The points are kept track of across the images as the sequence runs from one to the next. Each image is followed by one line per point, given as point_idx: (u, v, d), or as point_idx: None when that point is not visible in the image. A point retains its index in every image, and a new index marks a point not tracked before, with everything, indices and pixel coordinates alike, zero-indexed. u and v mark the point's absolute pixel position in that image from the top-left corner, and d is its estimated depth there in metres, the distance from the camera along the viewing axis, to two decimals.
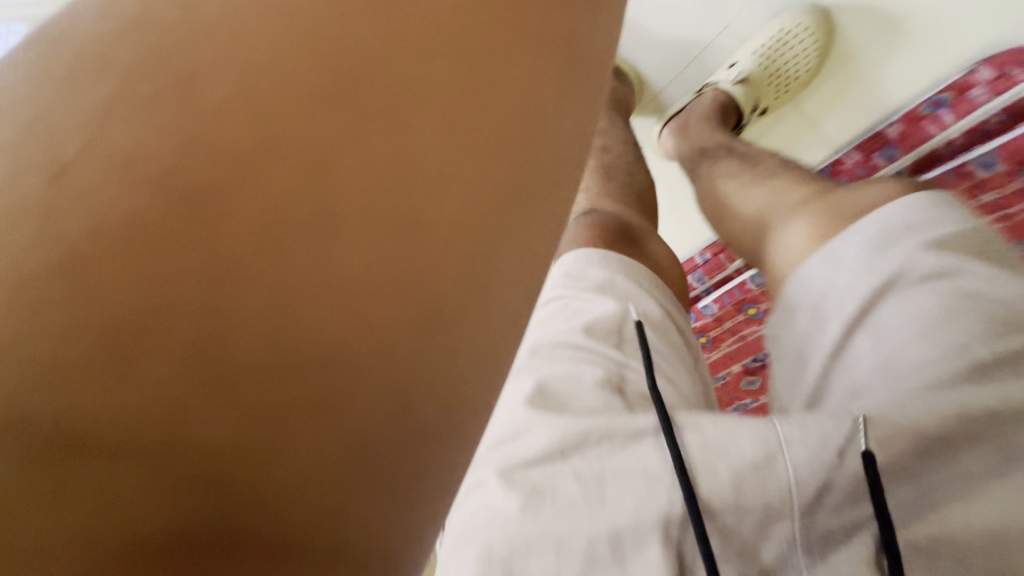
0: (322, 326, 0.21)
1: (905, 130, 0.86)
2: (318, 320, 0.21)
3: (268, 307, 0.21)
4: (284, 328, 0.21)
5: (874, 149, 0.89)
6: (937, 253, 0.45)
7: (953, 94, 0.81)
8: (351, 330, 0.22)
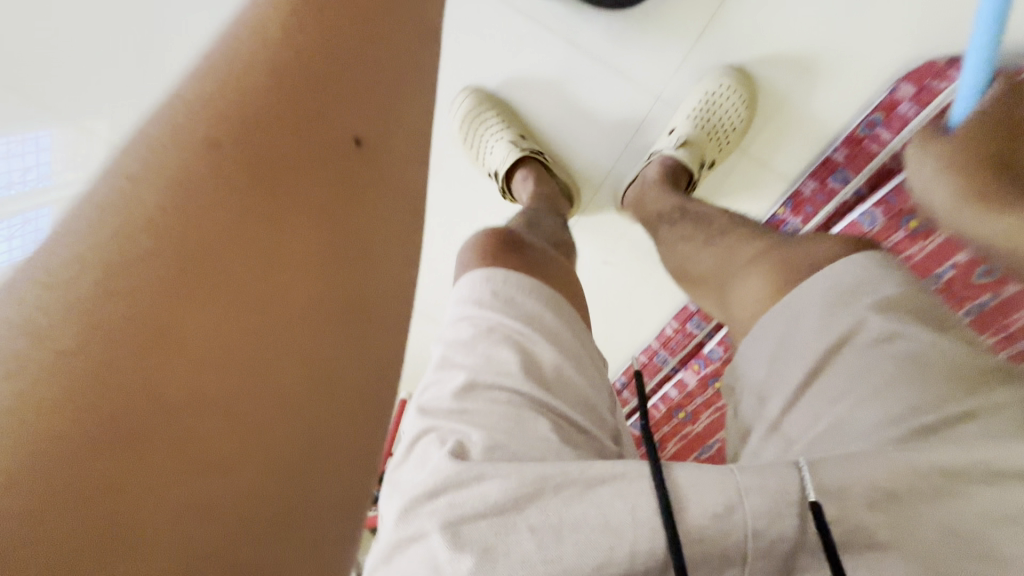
0: (257, 424, 0.32)
1: (849, 152, 0.98)
2: (260, 419, 0.32)
3: (227, 420, 0.31)
4: (237, 431, 0.31)
5: (827, 176, 1.01)
6: (886, 318, 0.55)
7: (883, 114, 0.93)
8: (284, 419, 0.33)
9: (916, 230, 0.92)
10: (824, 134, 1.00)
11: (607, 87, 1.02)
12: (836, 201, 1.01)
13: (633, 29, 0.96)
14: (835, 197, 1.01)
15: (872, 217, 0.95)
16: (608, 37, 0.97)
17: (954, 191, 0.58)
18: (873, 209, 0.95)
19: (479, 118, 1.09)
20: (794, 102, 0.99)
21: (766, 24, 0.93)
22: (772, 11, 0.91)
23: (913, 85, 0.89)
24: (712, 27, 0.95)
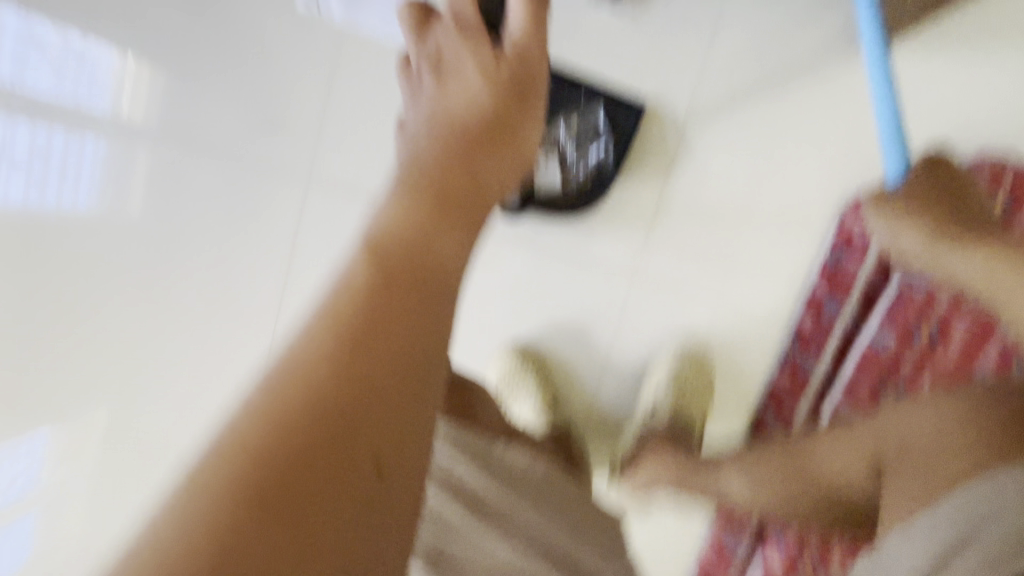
0: None
1: (829, 283, 1.07)
2: None
3: None
4: None
5: (819, 309, 1.08)
6: None
7: (843, 246, 1.05)
8: None
9: (927, 343, 1.01)
10: (801, 273, 1.09)
11: (584, 280, 1.13)
12: (835, 338, 1.08)
13: (594, 227, 1.11)
14: (836, 327, 1.07)
15: (884, 338, 1.03)
16: (574, 238, 1.11)
17: (988, 265, 0.58)
18: (880, 330, 1.03)
19: (509, 381, 1.12)
20: (765, 255, 1.09)
21: (709, 200, 1.09)
22: (704, 189, 1.09)
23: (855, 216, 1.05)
24: (664, 211, 1.10)
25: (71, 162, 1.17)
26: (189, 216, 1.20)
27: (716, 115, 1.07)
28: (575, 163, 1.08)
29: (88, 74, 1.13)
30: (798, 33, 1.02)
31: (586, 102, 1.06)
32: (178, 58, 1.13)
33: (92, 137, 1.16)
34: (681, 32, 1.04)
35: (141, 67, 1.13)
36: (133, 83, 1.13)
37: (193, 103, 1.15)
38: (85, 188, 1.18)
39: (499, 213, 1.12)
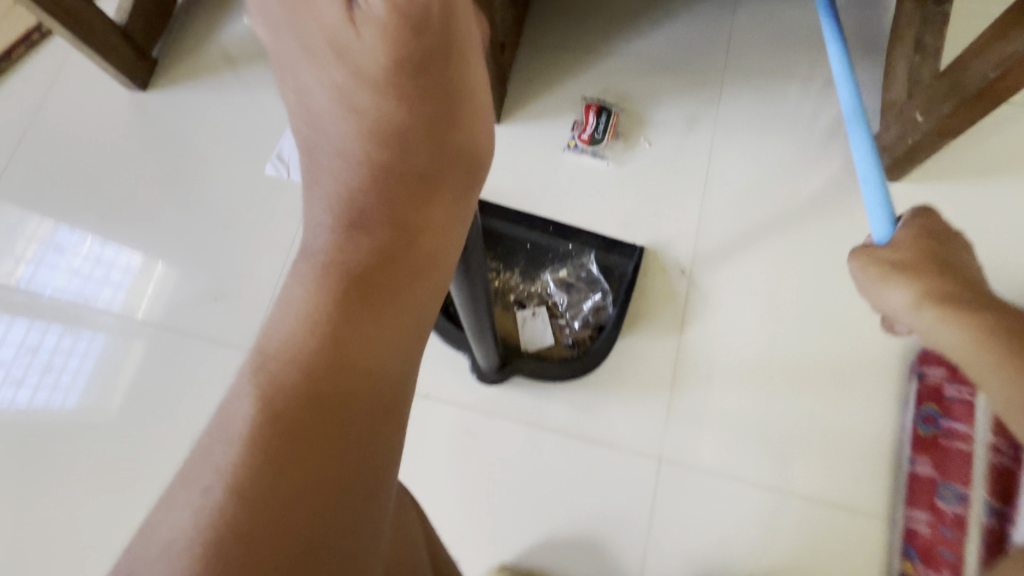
0: None
1: (934, 460, 0.78)
2: None
3: None
4: None
5: (934, 499, 0.76)
6: None
7: (938, 406, 0.79)
8: None
9: None
10: (881, 444, 0.82)
11: (592, 465, 0.84)
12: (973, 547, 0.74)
13: (600, 394, 0.87)
14: (967, 524, 0.75)
15: None
16: (575, 410, 0.87)
17: (960, 334, 0.52)
18: None
19: None
20: (826, 420, 0.84)
21: (739, 352, 0.87)
22: (731, 341, 0.88)
23: (940, 366, 0.80)
24: (688, 368, 0.87)
25: (60, 356, 1.05)
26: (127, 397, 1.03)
27: (729, 257, 0.92)
28: (568, 315, 0.90)
29: (113, 277, 1.10)
30: (798, 173, 0.95)
31: (576, 246, 0.94)
32: (166, 236, 1.12)
33: (88, 335, 1.06)
34: (672, 177, 0.97)
35: (157, 265, 1.10)
36: (147, 279, 1.09)
37: (167, 275, 1.09)
38: (67, 393, 1.03)
39: (479, 379, 0.88)
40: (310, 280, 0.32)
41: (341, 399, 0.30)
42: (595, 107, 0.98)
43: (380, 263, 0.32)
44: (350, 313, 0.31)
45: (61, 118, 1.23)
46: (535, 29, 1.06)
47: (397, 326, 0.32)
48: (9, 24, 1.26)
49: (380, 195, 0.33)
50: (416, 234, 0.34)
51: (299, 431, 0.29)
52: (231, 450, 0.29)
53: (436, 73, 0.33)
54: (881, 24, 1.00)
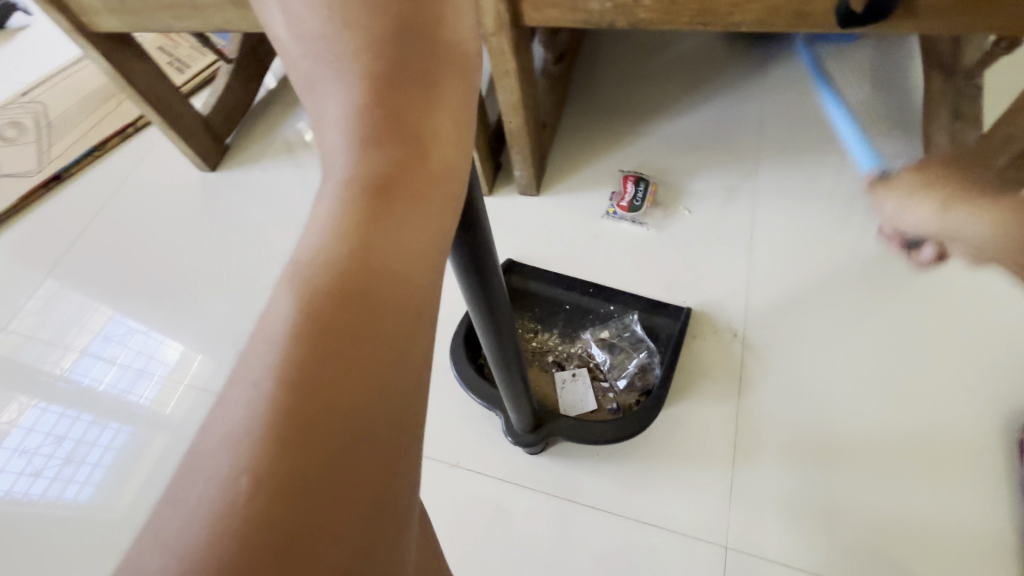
0: None
1: None
2: None
3: None
4: None
5: None
6: None
7: None
8: None
9: None
10: (993, 538, 0.70)
11: (645, 551, 0.73)
12: None
13: (655, 466, 0.78)
14: None
15: None
16: (624, 485, 0.78)
17: (987, 222, 0.53)
18: None
19: None
20: (920, 502, 0.72)
21: (805, 422, 0.79)
22: (798, 411, 0.80)
23: None
24: (749, 437, 0.79)
25: (82, 447, 1.02)
26: (157, 459, 1.00)
27: (782, 320, 0.87)
28: (612, 377, 0.86)
29: (152, 366, 1.11)
30: (847, 239, 0.93)
31: (617, 305, 0.90)
32: (218, 302, 1.17)
33: (117, 424, 1.04)
34: (714, 241, 0.95)
35: (196, 354, 1.11)
36: (185, 368, 1.10)
37: (215, 339, 1.12)
38: (83, 484, 0.99)
39: (512, 441, 0.80)
40: (327, 207, 0.24)
41: (367, 319, 0.22)
42: (633, 178, 1.01)
43: (397, 169, 0.24)
44: (372, 225, 0.23)
45: (138, 197, 1.35)
46: (573, 115, 1.14)
47: (426, 232, 0.24)
48: (109, 125, 1.45)
49: (380, 89, 0.23)
50: (433, 131, 0.24)
51: (309, 381, 0.21)
52: (237, 412, 0.21)
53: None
54: (910, 104, 1.04)
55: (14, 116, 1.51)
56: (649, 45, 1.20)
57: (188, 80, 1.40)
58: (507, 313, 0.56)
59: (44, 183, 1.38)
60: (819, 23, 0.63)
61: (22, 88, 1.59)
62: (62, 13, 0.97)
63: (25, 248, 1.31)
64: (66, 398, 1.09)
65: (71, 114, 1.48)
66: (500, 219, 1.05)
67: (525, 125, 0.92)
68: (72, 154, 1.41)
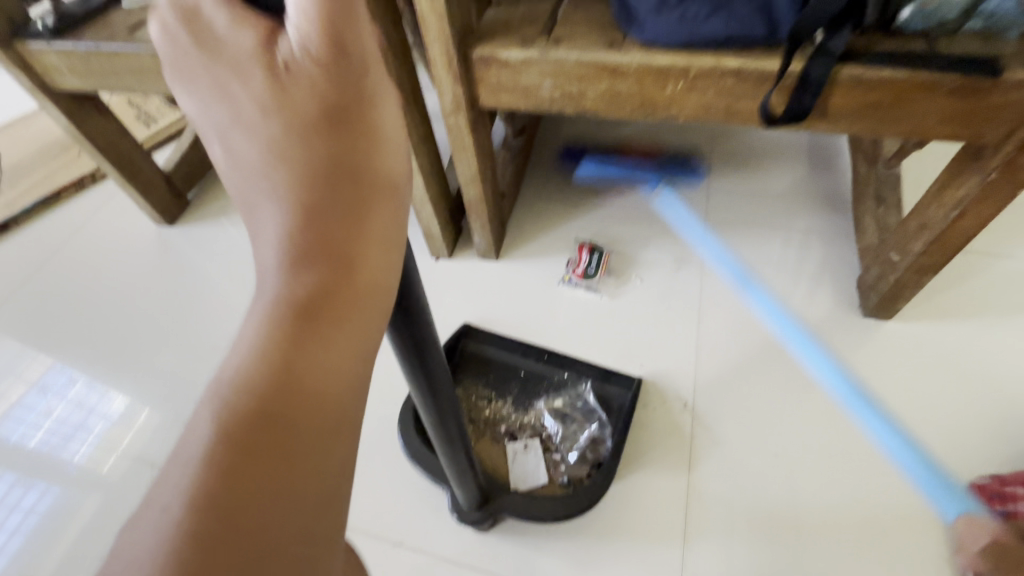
0: None
1: None
2: None
3: None
4: None
5: None
6: None
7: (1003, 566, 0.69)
8: None
9: None
10: None
11: None
12: None
13: (605, 544, 0.77)
14: None
15: None
16: (573, 564, 0.75)
17: (950, 106, 0.60)
18: None
19: None
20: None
21: (751, 497, 0.80)
22: (745, 485, 0.80)
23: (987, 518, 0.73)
24: (696, 514, 0.78)
25: (2, 510, 0.95)
26: (77, 533, 0.93)
27: (730, 390, 0.89)
28: (564, 450, 0.85)
29: (95, 416, 1.04)
30: (789, 311, 0.97)
31: (571, 374, 0.90)
32: (161, 359, 1.11)
33: (47, 483, 0.97)
34: (665, 310, 0.98)
35: (139, 405, 1.05)
36: (129, 418, 1.04)
37: (152, 397, 1.06)
38: (4, 554, 0.91)
39: (458, 519, 0.78)
40: (259, 332, 0.26)
41: (285, 441, 0.24)
42: (588, 247, 1.03)
43: (323, 302, 0.26)
44: (296, 351, 0.26)
45: (87, 248, 1.31)
46: (533, 184, 1.18)
47: (349, 352, 0.27)
48: (66, 174, 1.42)
49: (312, 234, 0.26)
50: (354, 268, 0.27)
51: (229, 509, 0.23)
52: (155, 528, 0.22)
53: (359, 100, 0.27)
54: (841, 185, 1.12)
55: None
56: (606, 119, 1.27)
57: (154, 134, 1.40)
58: (448, 399, 0.56)
59: None
60: (748, 120, 0.69)
61: None
62: (24, 70, 0.97)
63: None
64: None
65: (27, 162, 1.45)
66: (459, 283, 1.06)
67: (483, 196, 0.95)
68: (23, 202, 1.37)
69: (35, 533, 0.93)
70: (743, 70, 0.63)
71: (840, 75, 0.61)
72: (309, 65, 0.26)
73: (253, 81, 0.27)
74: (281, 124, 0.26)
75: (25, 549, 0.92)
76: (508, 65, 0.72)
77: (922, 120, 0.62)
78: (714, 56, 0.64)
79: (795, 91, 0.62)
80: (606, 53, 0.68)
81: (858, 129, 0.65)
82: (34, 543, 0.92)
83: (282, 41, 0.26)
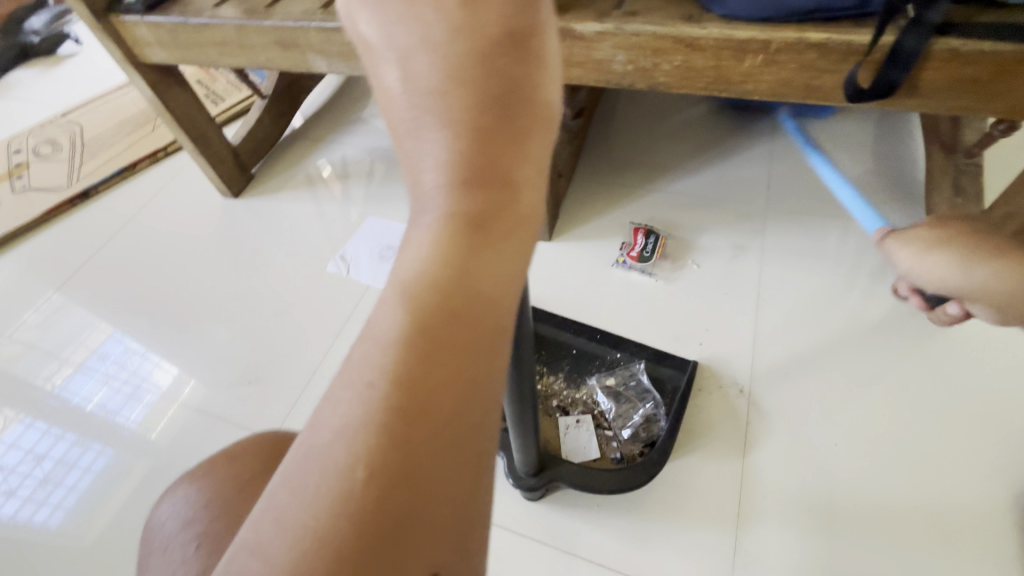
0: None
1: None
2: None
3: None
4: None
5: None
6: None
7: None
8: None
9: None
10: None
11: None
12: None
13: (655, 521, 0.76)
14: None
15: None
16: (624, 538, 0.76)
17: None
18: None
19: None
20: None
21: (808, 486, 0.78)
22: (801, 473, 0.79)
23: None
24: (751, 499, 0.77)
25: (60, 469, 1.01)
26: (146, 478, 0.99)
27: (788, 378, 0.87)
28: (618, 428, 0.85)
29: (144, 388, 1.10)
30: (854, 303, 0.94)
31: (625, 354, 0.91)
32: (224, 324, 1.17)
33: (100, 446, 1.03)
34: (722, 295, 0.97)
35: (187, 378, 1.10)
36: (175, 391, 1.09)
37: (216, 359, 1.12)
38: (58, 509, 0.97)
39: (514, 483, 0.78)
40: (429, 234, 0.27)
41: (462, 330, 0.26)
42: (643, 231, 1.04)
43: (490, 207, 0.27)
44: (467, 253, 0.27)
45: (156, 220, 1.39)
46: (588, 168, 1.18)
47: (510, 255, 0.28)
48: (141, 148, 1.51)
49: (482, 128, 0.27)
50: (517, 185, 0.28)
51: (419, 387, 0.24)
52: (359, 402, 0.25)
53: (531, 22, 0.28)
54: (914, 175, 1.08)
55: (52, 134, 1.58)
56: (662, 107, 1.26)
57: (223, 112, 1.47)
58: (528, 365, 0.57)
59: (71, 199, 1.43)
60: (829, 98, 0.67)
61: (64, 109, 1.67)
62: (116, 43, 1.03)
63: (44, 260, 1.34)
64: (62, 408, 1.09)
65: (106, 136, 1.55)
66: None
67: None
68: (102, 173, 1.46)
69: (108, 477, 0.99)
70: (829, 44, 0.62)
71: (934, 47, 0.58)
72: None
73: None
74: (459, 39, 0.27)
75: (97, 491, 0.98)
76: (582, 38, 0.72)
77: (1021, 98, 0.59)
78: (799, 29, 0.63)
79: (884, 64, 0.60)
80: (685, 26, 0.67)
81: (948, 106, 0.63)
82: (106, 488, 0.98)
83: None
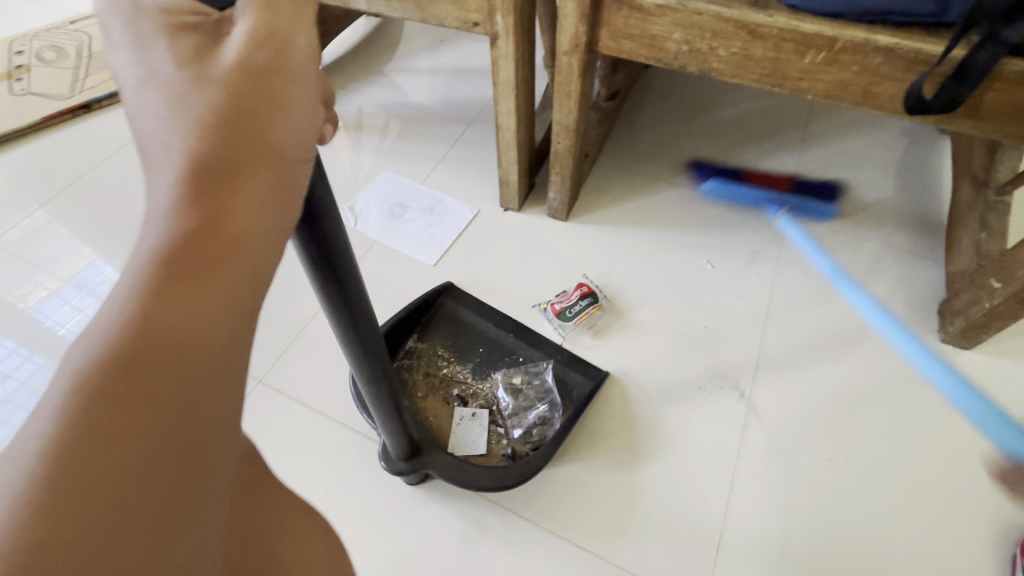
0: None
1: None
2: None
3: None
4: None
5: None
6: None
7: None
8: None
9: None
10: None
11: None
12: None
13: (639, 521, 0.77)
14: None
15: None
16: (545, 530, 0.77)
17: None
18: None
19: None
20: None
21: (792, 492, 0.79)
22: (790, 492, 0.79)
23: None
24: (735, 498, 0.79)
25: (24, 391, 0.97)
26: None
27: (784, 382, 0.88)
28: (522, 429, 0.84)
29: None
30: (857, 323, 0.94)
31: (548, 353, 0.89)
32: None
33: None
34: (733, 295, 0.96)
35: None
36: None
37: None
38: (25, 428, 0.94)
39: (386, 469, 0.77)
40: (128, 273, 0.25)
41: (151, 371, 0.24)
42: (585, 291, 0.93)
43: (195, 245, 0.26)
44: (160, 297, 0.25)
45: None
46: (612, 154, 1.16)
47: (226, 293, 0.26)
48: None
49: (209, 161, 0.27)
50: (230, 217, 0.27)
51: (96, 434, 0.23)
52: (25, 451, 0.22)
53: (275, 63, 0.29)
54: (932, 209, 1.07)
55: (58, 40, 1.50)
56: (694, 102, 1.24)
57: None
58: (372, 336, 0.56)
59: (72, 109, 1.37)
60: (885, 107, 0.65)
61: (73, 15, 1.59)
62: None
63: (38, 168, 1.29)
64: (33, 326, 1.05)
65: None
66: (521, 237, 1.04)
67: (572, 148, 0.92)
68: (108, 87, 1.40)
69: None
70: (896, 49, 0.60)
71: (1008, 67, 0.57)
72: (236, 41, 0.28)
73: (179, 41, 0.28)
74: (196, 84, 0.27)
75: None
76: (641, 9, 0.69)
77: None
78: (867, 30, 0.61)
79: (949, 78, 0.58)
80: (750, 11, 0.64)
81: (1007, 132, 0.62)
82: None
83: (224, 24, 0.29)
